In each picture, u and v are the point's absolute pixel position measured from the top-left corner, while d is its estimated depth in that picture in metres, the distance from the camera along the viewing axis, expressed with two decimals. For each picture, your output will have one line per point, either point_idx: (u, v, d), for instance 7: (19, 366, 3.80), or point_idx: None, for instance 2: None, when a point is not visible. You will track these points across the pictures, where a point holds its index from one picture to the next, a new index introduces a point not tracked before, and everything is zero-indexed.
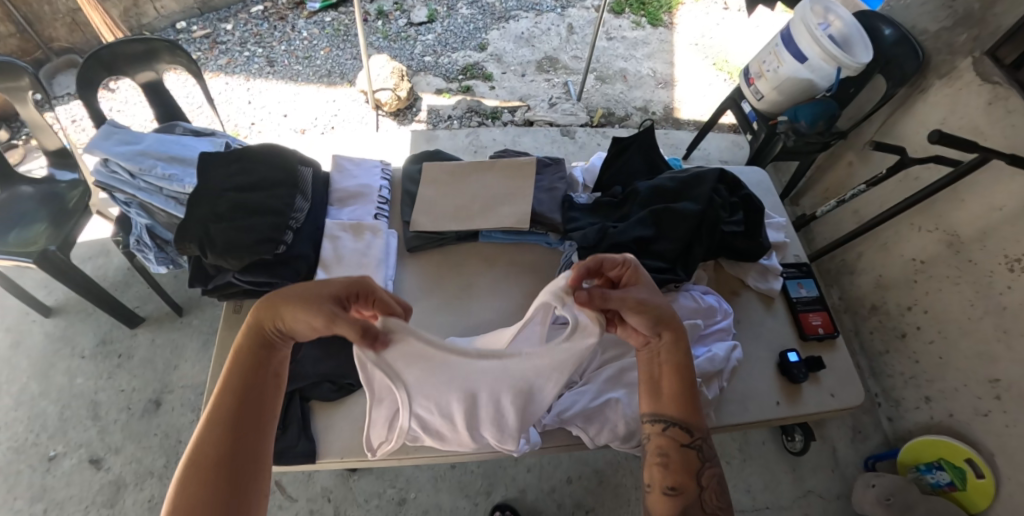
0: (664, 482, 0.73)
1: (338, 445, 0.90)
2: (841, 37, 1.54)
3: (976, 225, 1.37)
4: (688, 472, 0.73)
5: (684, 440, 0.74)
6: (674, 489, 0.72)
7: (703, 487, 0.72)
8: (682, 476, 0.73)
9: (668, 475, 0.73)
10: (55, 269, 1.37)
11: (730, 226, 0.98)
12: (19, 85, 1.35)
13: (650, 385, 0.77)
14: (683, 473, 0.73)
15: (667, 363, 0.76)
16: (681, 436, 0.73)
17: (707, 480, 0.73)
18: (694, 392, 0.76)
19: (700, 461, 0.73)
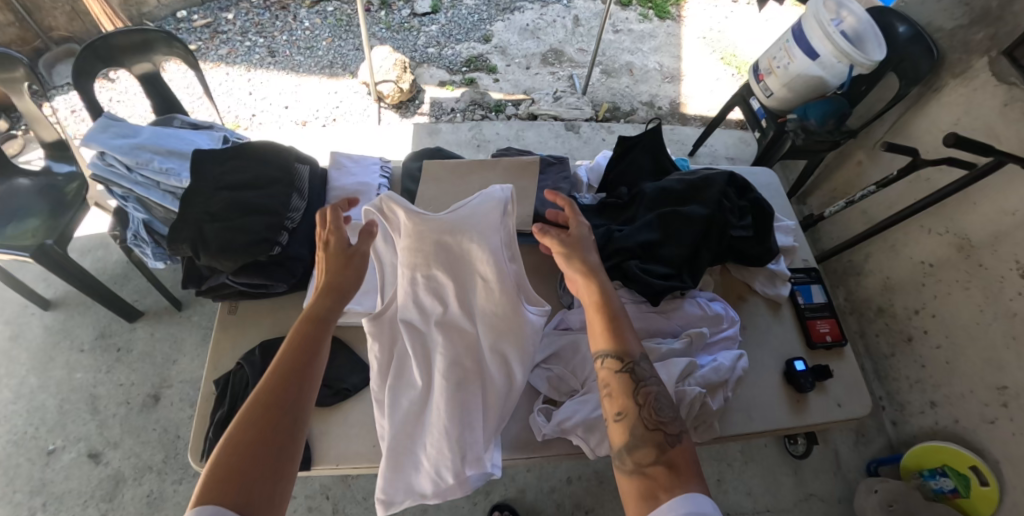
0: (613, 412, 0.73)
1: (334, 452, 0.89)
2: (853, 34, 1.50)
3: (987, 230, 1.35)
4: (629, 395, 0.72)
5: (619, 366, 0.74)
6: (620, 415, 0.72)
7: (642, 407, 0.71)
8: (624, 401, 0.72)
9: (614, 403, 0.73)
10: (53, 263, 1.36)
11: (739, 231, 0.95)
12: (15, 76, 1.33)
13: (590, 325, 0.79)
14: (623, 398, 0.72)
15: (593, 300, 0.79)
16: (612, 362, 0.73)
17: (643, 399, 0.71)
18: (620, 322, 0.77)
19: (636, 382, 0.73)
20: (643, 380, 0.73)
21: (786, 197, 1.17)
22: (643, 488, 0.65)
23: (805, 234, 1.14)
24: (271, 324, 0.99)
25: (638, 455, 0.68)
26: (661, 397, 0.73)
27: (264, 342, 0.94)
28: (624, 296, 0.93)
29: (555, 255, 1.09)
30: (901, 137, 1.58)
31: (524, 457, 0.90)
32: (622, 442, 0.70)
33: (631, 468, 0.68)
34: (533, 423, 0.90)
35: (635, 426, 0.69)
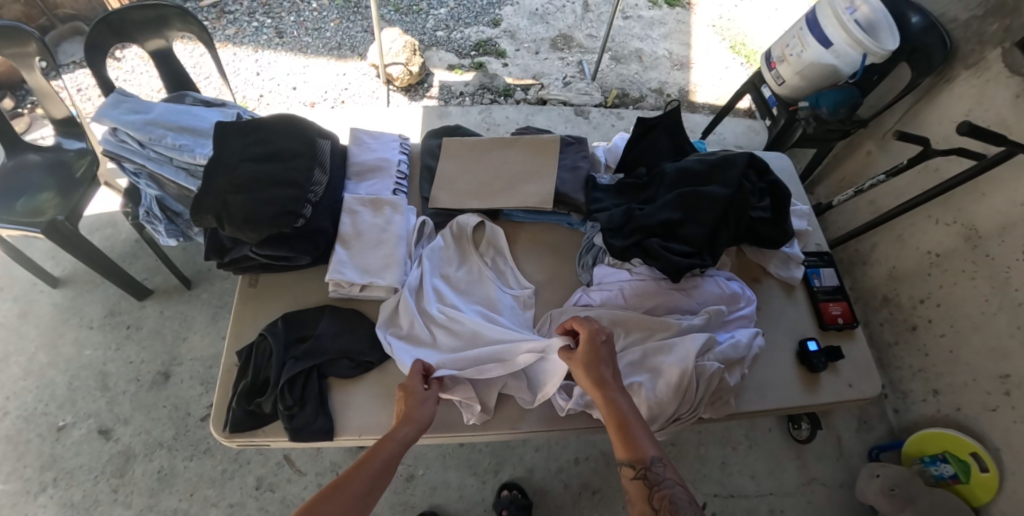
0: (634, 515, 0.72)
1: (355, 423, 0.91)
2: (867, 23, 1.47)
3: (995, 220, 1.35)
4: (641, 499, 0.70)
5: (633, 474, 0.72)
6: None
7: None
8: (642, 509, 0.70)
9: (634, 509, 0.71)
10: (65, 240, 1.36)
11: (758, 212, 0.98)
12: (26, 51, 1.32)
13: (618, 429, 0.75)
14: (640, 504, 0.70)
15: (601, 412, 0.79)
16: (623, 470, 0.72)
17: (659, 506, 0.68)
18: (625, 427, 0.75)
19: (649, 486, 0.70)
20: (657, 486, 0.70)
21: (800, 183, 1.19)
22: None
23: (818, 219, 1.16)
24: (296, 294, 1.03)
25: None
26: (679, 499, 0.68)
27: (286, 313, 0.98)
28: (645, 274, 0.95)
29: (575, 234, 1.11)
30: (912, 127, 1.58)
31: (546, 430, 0.94)
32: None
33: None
34: (554, 402, 0.93)
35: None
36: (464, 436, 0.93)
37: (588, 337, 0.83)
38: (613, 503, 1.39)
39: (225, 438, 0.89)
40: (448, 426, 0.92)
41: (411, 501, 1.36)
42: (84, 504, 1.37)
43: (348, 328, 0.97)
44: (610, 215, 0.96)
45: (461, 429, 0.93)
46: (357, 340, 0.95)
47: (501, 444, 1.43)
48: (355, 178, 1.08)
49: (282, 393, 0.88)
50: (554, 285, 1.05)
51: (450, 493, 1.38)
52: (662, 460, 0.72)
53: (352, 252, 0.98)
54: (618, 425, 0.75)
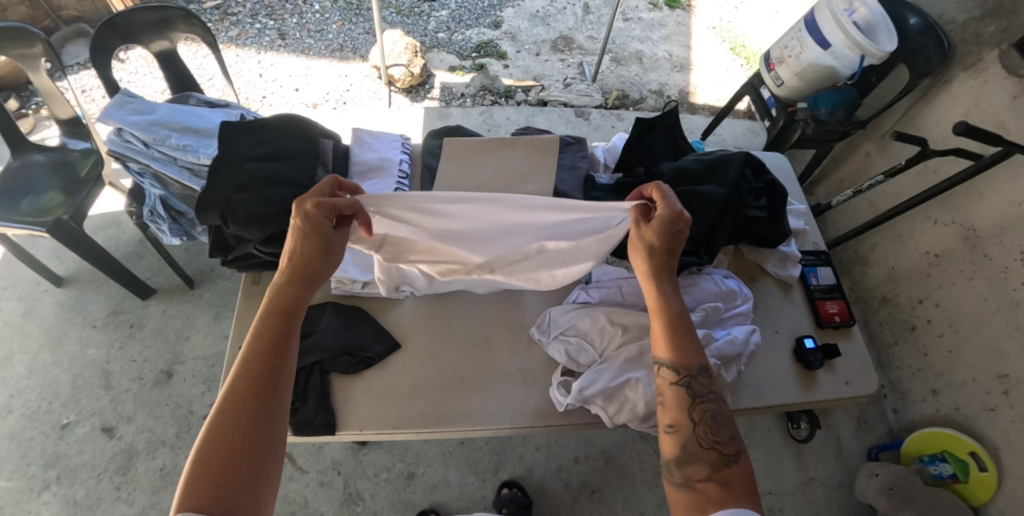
0: (664, 421, 0.72)
1: (357, 418, 0.92)
2: (865, 25, 1.49)
3: (992, 221, 1.36)
4: (680, 408, 0.70)
5: (675, 379, 0.72)
6: (671, 428, 0.71)
7: (695, 425, 0.69)
8: (675, 414, 0.71)
9: (666, 414, 0.72)
10: (70, 239, 1.37)
11: (754, 211, 0.99)
12: (32, 52, 1.34)
13: (669, 329, 0.75)
14: (677, 411, 0.71)
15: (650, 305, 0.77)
16: (665, 373, 0.72)
17: (698, 417, 0.69)
18: (681, 329, 0.74)
19: (691, 396, 0.70)
20: (698, 398, 0.70)
21: (798, 183, 1.20)
22: (690, 501, 0.64)
23: (815, 219, 1.17)
24: None
25: (690, 469, 0.66)
26: (719, 414, 0.70)
27: None
28: None
29: None
30: (910, 128, 1.59)
31: (545, 426, 0.94)
32: (673, 456, 0.68)
33: (680, 481, 0.66)
34: (553, 397, 0.95)
35: (685, 441, 0.67)
36: (464, 431, 0.95)
37: (667, 219, 0.78)
38: (612, 502, 1.39)
39: None
40: (449, 421, 0.94)
41: (412, 499, 1.37)
42: (86, 502, 1.38)
43: (350, 326, 0.98)
44: None
45: (462, 423, 0.94)
46: (358, 338, 0.98)
47: (501, 443, 1.44)
48: (357, 178, 1.09)
49: None
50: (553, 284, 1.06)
51: (450, 491, 1.38)
52: (707, 372, 0.73)
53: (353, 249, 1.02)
54: (669, 324, 0.75)
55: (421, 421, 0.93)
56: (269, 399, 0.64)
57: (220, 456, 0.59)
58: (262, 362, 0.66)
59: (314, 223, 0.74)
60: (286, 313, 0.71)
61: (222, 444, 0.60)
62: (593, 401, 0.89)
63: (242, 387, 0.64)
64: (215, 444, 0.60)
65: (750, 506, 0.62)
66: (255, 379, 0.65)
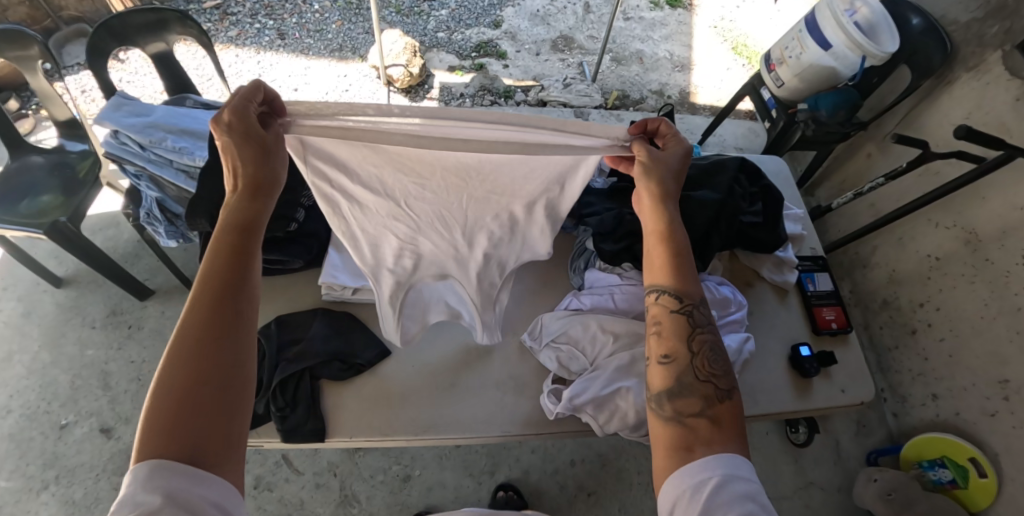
0: (658, 352, 0.71)
1: (346, 424, 0.93)
2: (867, 25, 1.47)
3: (995, 224, 1.35)
4: (678, 339, 0.70)
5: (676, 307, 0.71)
6: (668, 358, 0.69)
7: (694, 356, 0.69)
8: (673, 345, 0.69)
9: (661, 345, 0.70)
10: (67, 240, 1.38)
11: (748, 217, 0.99)
12: (29, 54, 1.34)
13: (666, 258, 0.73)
14: (676, 340, 0.70)
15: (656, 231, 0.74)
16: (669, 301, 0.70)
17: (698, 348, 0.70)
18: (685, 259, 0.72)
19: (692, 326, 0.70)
20: (699, 328, 0.70)
21: (796, 186, 1.20)
22: (679, 437, 0.64)
23: (814, 223, 1.16)
24: (289, 298, 1.05)
25: (680, 404, 0.66)
26: (716, 345, 0.70)
27: (280, 316, 1.00)
28: (634, 278, 0.99)
29: (565, 236, 1.17)
30: (912, 129, 1.57)
31: (535, 434, 0.95)
32: (665, 388, 0.67)
33: (668, 414, 0.66)
34: (544, 405, 0.94)
35: (681, 375, 0.66)
36: (450, 438, 0.94)
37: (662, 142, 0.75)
38: (608, 505, 1.39)
39: None
40: (435, 427, 0.93)
41: (408, 501, 1.37)
42: (85, 502, 1.39)
43: (340, 332, 0.99)
44: (602, 219, 1.00)
45: (448, 429, 0.94)
46: (346, 344, 0.98)
47: (497, 446, 1.44)
48: None
49: (274, 395, 0.90)
50: (547, 291, 1.10)
51: (446, 493, 1.38)
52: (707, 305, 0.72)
53: (344, 255, 1.03)
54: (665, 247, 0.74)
55: (410, 429, 0.93)
56: (231, 327, 0.62)
57: (179, 389, 0.57)
58: (221, 287, 0.63)
59: (236, 129, 0.65)
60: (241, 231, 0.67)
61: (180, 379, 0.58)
62: (580, 411, 0.88)
63: (199, 320, 0.61)
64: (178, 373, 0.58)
65: (736, 447, 0.64)
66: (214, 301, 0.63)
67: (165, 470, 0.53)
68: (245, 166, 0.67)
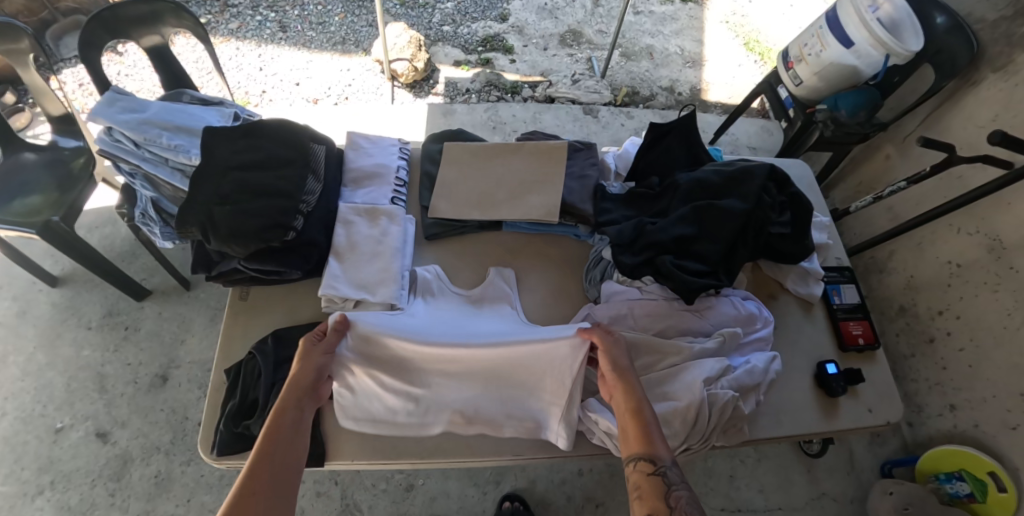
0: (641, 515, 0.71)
1: (348, 447, 0.91)
2: (890, 21, 1.40)
3: (1021, 232, 1.29)
4: (657, 497, 0.70)
5: (650, 469, 0.73)
6: None
7: (673, 510, 0.69)
8: (652, 503, 0.70)
9: (642, 507, 0.71)
10: (60, 241, 1.33)
11: (777, 228, 0.96)
12: (19, 47, 1.29)
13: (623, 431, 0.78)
14: (653, 500, 0.71)
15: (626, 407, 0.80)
16: (645, 467, 0.73)
17: (676, 504, 0.70)
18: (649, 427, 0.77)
19: (668, 485, 0.71)
20: (673, 485, 0.71)
21: (819, 192, 1.16)
22: None
23: (838, 231, 1.12)
24: (290, 307, 1.03)
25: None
26: (691, 501, 0.70)
27: (278, 330, 0.97)
28: (655, 293, 0.95)
29: (581, 245, 1.13)
30: (934, 132, 1.52)
31: (546, 456, 0.93)
32: None
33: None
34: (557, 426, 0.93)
35: None
36: (435, 461, 0.92)
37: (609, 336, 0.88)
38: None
39: (212, 460, 0.89)
40: (424, 452, 0.91)
41: (411, 510, 1.33)
42: (81, 507, 1.36)
43: None
44: (621, 230, 0.97)
45: (437, 454, 0.91)
46: None
47: None
48: (351, 185, 1.11)
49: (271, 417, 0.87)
50: (560, 300, 1.06)
51: (450, 503, 1.35)
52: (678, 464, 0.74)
53: (346, 265, 1.00)
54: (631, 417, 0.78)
55: (416, 452, 0.91)
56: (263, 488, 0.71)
57: None
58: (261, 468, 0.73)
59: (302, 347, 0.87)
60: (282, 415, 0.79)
61: None
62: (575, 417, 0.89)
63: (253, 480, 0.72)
64: None
65: None
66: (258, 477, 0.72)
67: None
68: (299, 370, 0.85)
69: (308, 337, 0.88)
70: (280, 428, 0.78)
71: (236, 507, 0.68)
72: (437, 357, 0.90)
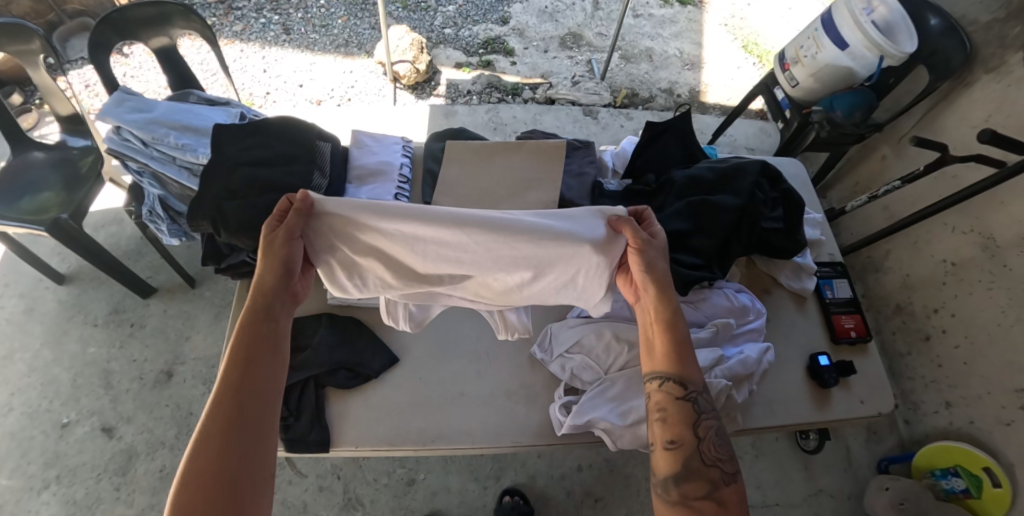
0: (663, 437, 0.74)
1: (351, 434, 0.92)
2: (884, 24, 1.43)
3: (1015, 230, 1.31)
4: (685, 424, 0.72)
5: (679, 393, 0.73)
6: (673, 443, 0.72)
7: (700, 440, 0.72)
8: (679, 430, 0.72)
9: (667, 429, 0.73)
10: (68, 239, 1.35)
11: (770, 222, 0.99)
12: (30, 49, 1.31)
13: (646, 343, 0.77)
14: (680, 426, 0.72)
15: (659, 318, 0.76)
16: (673, 389, 0.73)
17: (703, 434, 0.72)
18: (685, 348, 0.74)
19: (696, 413, 0.72)
20: (703, 414, 0.73)
21: (813, 190, 1.18)
22: None
23: (832, 228, 1.14)
24: None
25: (687, 487, 0.69)
26: (718, 430, 0.73)
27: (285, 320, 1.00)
28: None
29: None
30: (929, 132, 1.54)
31: (546, 444, 0.95)
32: (672, 474, 0.70)
33: (676, 499, 0.69)
34: (553, 417, 0.94)
35: (687, 462, 0.70)
36: (436, 448, 0.94)
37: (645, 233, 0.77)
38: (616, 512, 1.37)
39: None
40: (425, 438, 0.93)
41: (412, 505, 1.35)
42: (86, 502, 1.38)
43: (347, 340, 0.98)
44: None
45: (438, 440, 0.93)
46: (355, 352, 0.98)
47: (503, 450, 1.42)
48: (355, 182, 1.13)
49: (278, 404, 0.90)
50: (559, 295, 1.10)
51: (451, 498, 1.36)
52: (706, 389, 0.75)
53: None
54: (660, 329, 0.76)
55: (417, 438, 0.93)
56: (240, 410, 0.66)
57: (207, 481, 0.62)
58: (232, 390, 0.67)
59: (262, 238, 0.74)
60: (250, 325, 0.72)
61: (209, 459, 0.63)
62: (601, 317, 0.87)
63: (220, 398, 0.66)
64: (203, 470, 0.62)
65: None
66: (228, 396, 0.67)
67: None
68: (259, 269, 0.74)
69: (267, 224, 0.74)
70: (250, 348, 0.70)
71: (210, 424, 0.65)
72: (419, 236, 0.75)
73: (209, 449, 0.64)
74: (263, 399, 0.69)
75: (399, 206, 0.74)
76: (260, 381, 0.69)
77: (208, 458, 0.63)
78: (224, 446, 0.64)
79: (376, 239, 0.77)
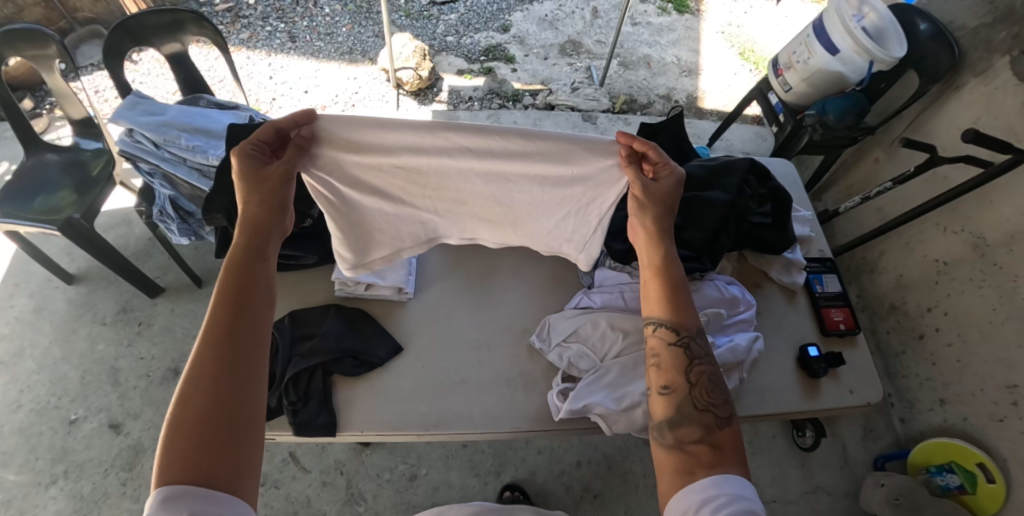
0: (658, 383, 0.77)
1: (357, 419, 0.95)
2: (875, 29, 1.48)
3: (1004, 229, 1.35)
4: (677, 370, 0.75)
5: (672, 339, 0.76)
6: (667, 388, 0.75)
7: (693, 385, 0.74)
8: (673, 376, 0.75)
9: (661, 376, 0.76)
10: (80, 237, 1.39)
11: (758, 218, 1.03)
12: (46, 53, 1.36)
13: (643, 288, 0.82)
14: (672, 372, 0.75)
15: (651, 263, 0.81)
16: (665, 334, 0.76)
17: (696, 379, 0.75)
18: (679, 291, 0.78)
19: (690, 359, 0.75)
20: (696, 359, 0.75)
21: (803, 188, 1.22)
22: (680, 464, 0.69)
23: (822, 225, 1.18)
24: (303, 294, 1.09)
25: (680, 432, 0.71)
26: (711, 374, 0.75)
27: (294, 311, 1.05)
28: None
29: None
30: (919, 135, 1.58)
31: (545, 431, 0.97)
32: (665, 418, 0.73)
33: (671, 442, 0.71)
34: (551, 404, 0.97)
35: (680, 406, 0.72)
36: (439, 434, 0.96)
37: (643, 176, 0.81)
38: (614, 507, 1.39)
39: None
40: (429, 421, 0.96)
41: (413, 500, 1.37)
42: (93, 497, 1.40)
43: (353, 329, 1.02)
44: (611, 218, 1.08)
45: (440, 426, 0.96)
46: (359, 343, 1.01)
47: (503, 446, 1.45)
48: None
49: (287, 389, 0.93)
50: (557, 291, 1.15)
51: (452, 493, 1.39)
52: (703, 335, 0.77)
53: None
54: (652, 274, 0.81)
55: (421, 424, 0.96)
56: (232, 343, 0.68)
57: (198, 411, 0.63)
58: (223, 326, 0.69)
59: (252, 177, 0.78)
60: (241, 266, 0.75)
61: (201, 390, 0.64)
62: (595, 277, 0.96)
63: (210, 333, 0.68)
64: (195, 400, 0.64)
65: (735, 472, 0.68)
66: (219, 330, 0.69)
67: (190, 494, 0.58)
68: (250, 206, 0.78)
69: (256, 162, 0.78)
70: (238, 290, 0.73)
71: (201, 356, 0.67)
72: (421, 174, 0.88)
73: (201, 380, 0.65)
74: (252, 336, 0.71)
75: (397, 154, 0.85)
76: (250, 319, 0.72)
77: (202, 388, 0.65)
78: (215, 376, 0.66)
79: (381, 184, 0.90)
